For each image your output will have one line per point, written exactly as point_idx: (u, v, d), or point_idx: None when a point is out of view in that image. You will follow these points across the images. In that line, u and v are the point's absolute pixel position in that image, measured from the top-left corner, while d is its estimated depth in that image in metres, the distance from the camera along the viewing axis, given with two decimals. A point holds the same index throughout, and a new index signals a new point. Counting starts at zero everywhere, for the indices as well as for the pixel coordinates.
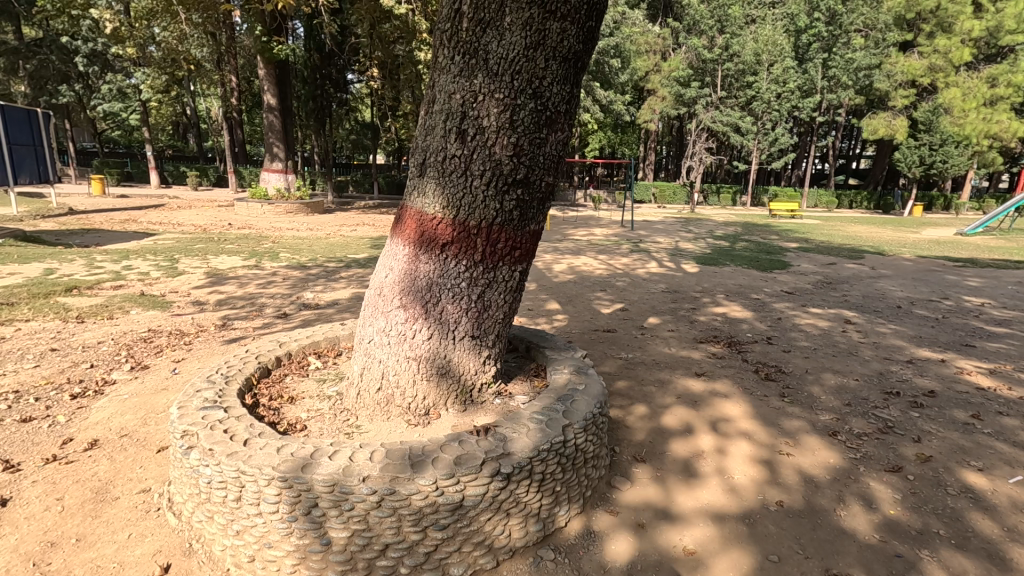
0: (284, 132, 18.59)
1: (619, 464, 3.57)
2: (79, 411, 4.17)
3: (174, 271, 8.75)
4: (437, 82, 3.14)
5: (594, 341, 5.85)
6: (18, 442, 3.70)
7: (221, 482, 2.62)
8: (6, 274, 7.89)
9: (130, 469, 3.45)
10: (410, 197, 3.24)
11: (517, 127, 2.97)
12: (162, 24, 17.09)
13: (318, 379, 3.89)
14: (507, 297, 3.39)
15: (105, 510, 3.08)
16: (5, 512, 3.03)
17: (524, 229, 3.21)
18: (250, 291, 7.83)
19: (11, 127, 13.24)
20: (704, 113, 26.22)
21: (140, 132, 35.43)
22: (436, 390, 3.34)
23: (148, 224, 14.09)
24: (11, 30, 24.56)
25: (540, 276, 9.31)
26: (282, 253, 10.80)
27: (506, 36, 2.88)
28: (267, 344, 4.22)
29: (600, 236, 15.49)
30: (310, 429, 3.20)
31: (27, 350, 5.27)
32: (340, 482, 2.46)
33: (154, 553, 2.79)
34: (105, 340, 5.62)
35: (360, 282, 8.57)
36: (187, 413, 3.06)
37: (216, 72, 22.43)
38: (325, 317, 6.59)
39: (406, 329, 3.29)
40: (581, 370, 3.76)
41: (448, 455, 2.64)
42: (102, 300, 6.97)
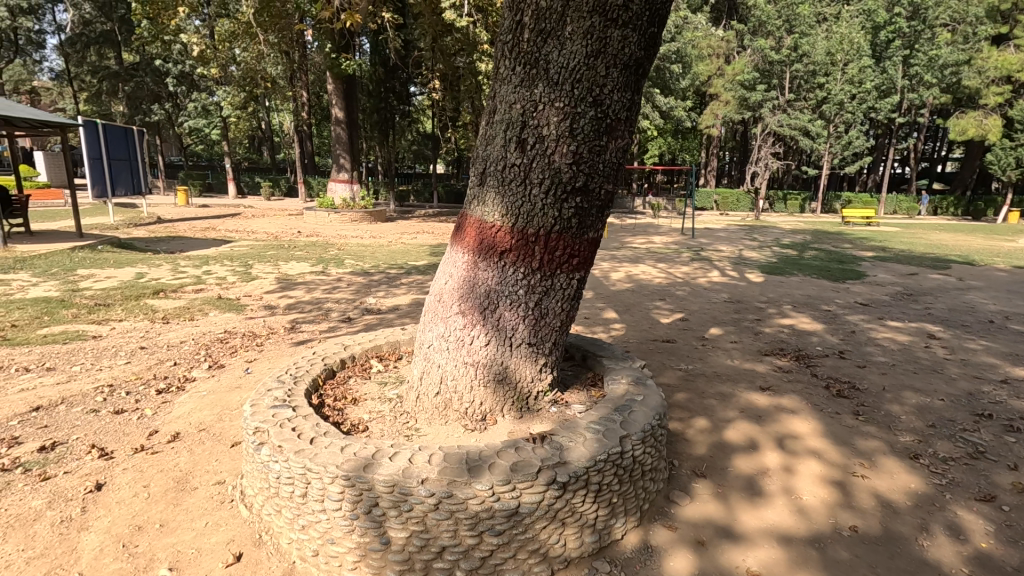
0: (351, 143, 19.37)
1: (678, 477, 3.48)
2: (163, 405, 4.49)
3: (248, 276, 9.29)
4: (498, 92, 3.20)
5: (651, 352, 5.72)
6: (111, 432, 4.04)
7: (289, 478, 2.75)
8: (103, 277, 8.63)
9: (207, 462, 3.68)
10: (471, 205, 3.30)
11: (577, 135, 2.97)
12: (242, 46, 18.30)
13: (379, 382, 4.02)
14: (564, 305, 3.38)
15: (184, 499, 3.30)
16: (100, 496, 3.30)
17: (581, 237, 3.20)
18: (316, 295, 8.21)
19: (110, 143, 14.49)
20: (771, 118, 25.06)
21: (220, 147, 37.88)
22: (493, 396, 3.38)
23: (226, 232, 15.05)
24: (113, 56, 27.03)
25: (596, 283, 9.25)
26: (347, 260, 11.25)
27: (567, 45, 2.90)
28: (333, 347, 4.40)
29: (659, 244, 15.19)
30: (371, 430, 3.31)
31: (119, 348, 5.73)
32: (399, 484, 2.52)
33: (227, 542, 2.97)
34: (186, 340, 6.04)
35: (419, 288, 8.80)
36: (258, 412, 3.23)
37: (289, 88, 23.78)
38: (385, 321, 6.80)
39: (464, 334, 3.35)
40: (640, 380, 3.68)
41: (504, 462, 2.65)
42: (185, 303, 7.50)
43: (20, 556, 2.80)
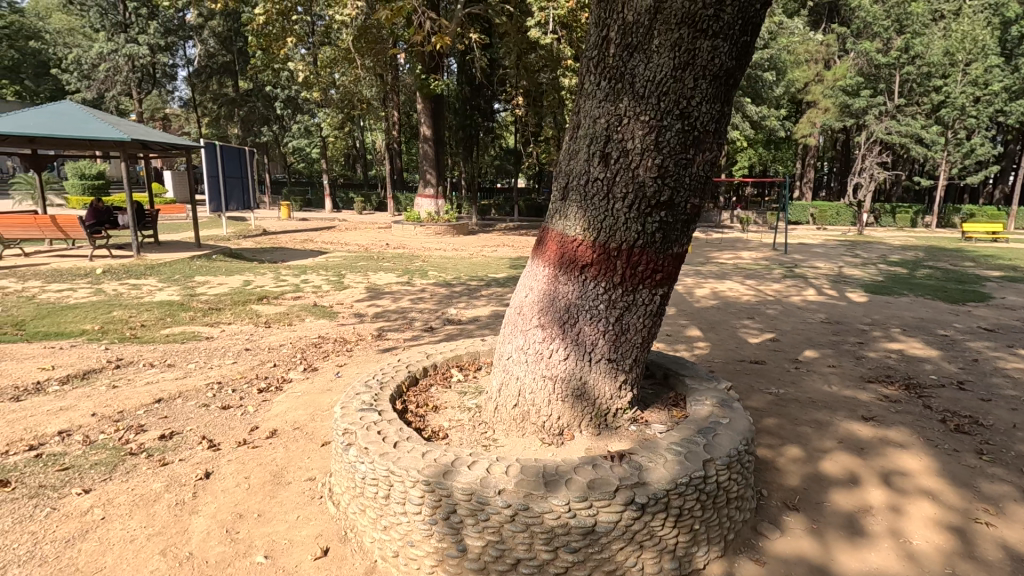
0: (437, 159, 20.17)
1: (766, 507, 3.27)
2: (264, 403, 4.87)
3: (340, 285, 9.88)
4: (582, 107, 3.21)
5: (738, 373, 5.43)
6: (219, 425, 4.43)
7: (373, 479, 2.87)
8: (216, 284, 9.53)
9: (300, 459, 3.94)
10: (553, 219, 3.32)
11: (662, 148, 2.92)
12: (342, 71, 19.67)
13: (459, 391, 4.11)
14: (647, 321, 3.30)
15: (280, 492, 3.54)
16: (209, 483, 3.62)
17: (665, 252, 3.13)
18: (401, 305, 8.57)
19: (226, 163, 16.07)
20: (877, 125, 23.19)
21: (319, 165, 40.79)
22: (571, 411, 3.36)
23: (322, 244, 16.13)
24: (231, 84, 29.97)
25: (679, 300, 8.96)
26: (431, 271, 11.66)
27: (654, 58, 2.87)
28: (416, 355, 4.57)
29: (748, 259, 14.47)
30: (451, 438, 3.40)
31: (228, 348, 6.31)
32: (477, 492, 2.57)
33: (316, 536, 3.15)
34: (285, 343, 6.53)
35: (499, 300, 8.94)
36: (348, 414, 3.41)
37: (382, 109, 25.21)
38: (466, 332, 6.97)
39: (543, 348, 3.36)
40: (725, 403, 3.51)
41: (581, 478, 2.62)
42: (284, 309, 8.11)
43: (142, 531, 3.12)
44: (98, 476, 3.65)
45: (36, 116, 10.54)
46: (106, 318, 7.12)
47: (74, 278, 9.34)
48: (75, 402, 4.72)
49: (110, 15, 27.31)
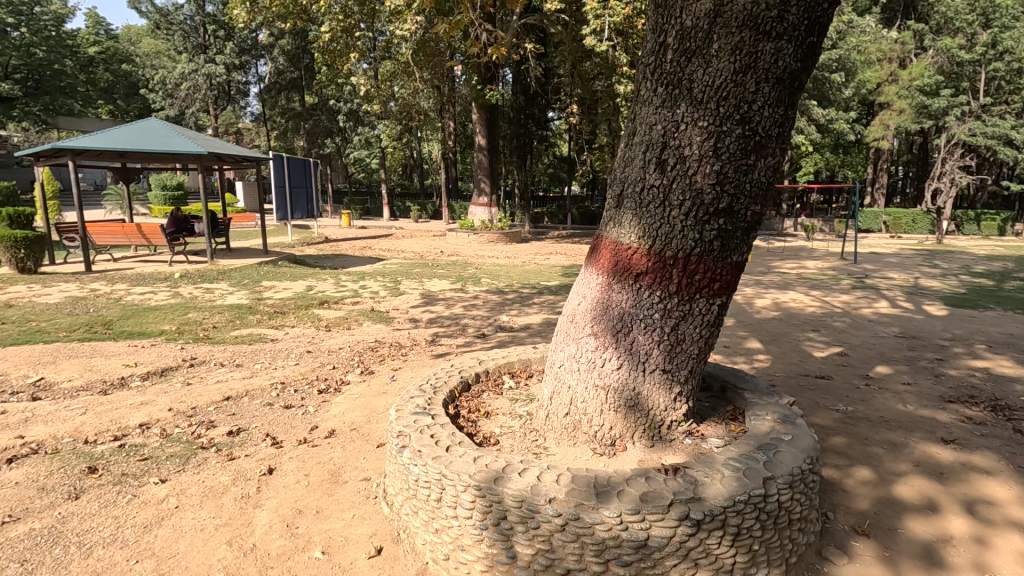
0: (491, 168, 20.44)
1: (832, 531, 3.09)
2: (323, 404, 5.06)
3: (397, 292, 10.15)
4: (638, 114, 3.17)
5: (802, 388, 5.18)
6: (282, 424, 4.64)
7: (426, 481, 2.92)
8: (281, 288, 10.01)
9: (356, 459, 4.06)
10: (606, 227, 3.29)
11: (721, 154, 2.85)
12: (401, 84, 20.33)
13: (510, 398, 4.13)
14: (703, 332, 3.21)
15: (337, 491, 3.67)
16: (272, 479, 3.79)
17: (724, 260, 3.03)
18: (455, 311, 8.71)
19: (292, 173, 16.89)
20: (958, 126, 21.60)
21: (378, 174, 42.18)
22: (623, 422, 3.30)
23: (380, 251, 16.65)
24: (298, 99, 31.53)
25: (738, 310, 8.64)
26: (484, 278, 11.79)
27: (713, 62, 2.80)
28: (469, 361, 4.63)
29: (813, 269, 13.79)
30: (501, 444, 3.41)
31: (292, 350, 6.61)
32: (527, 499, 2.57)
33: (371, 535, 3.23)
34: (344, 346, 6.77)
35: (551, 308, 8.92)
36: (402, 416, 3.50)
37: (438, 120, 25.83)
38: (518, 339, 7.00)
39: (595, 357, 3.33)
40: (787, 418, 3.36)
41: (634, 490, 2.57)
42: (344, 313, 8.42)
43: (211, 521, 3.31)
44: (172, 467, 3.89)
45: (124, 132, 11.42)
46: (182, 319, 7.63)
47: (155, 282, 10.05)
48: (154, 397, 5.06)
49: (191, 37, 29.41)
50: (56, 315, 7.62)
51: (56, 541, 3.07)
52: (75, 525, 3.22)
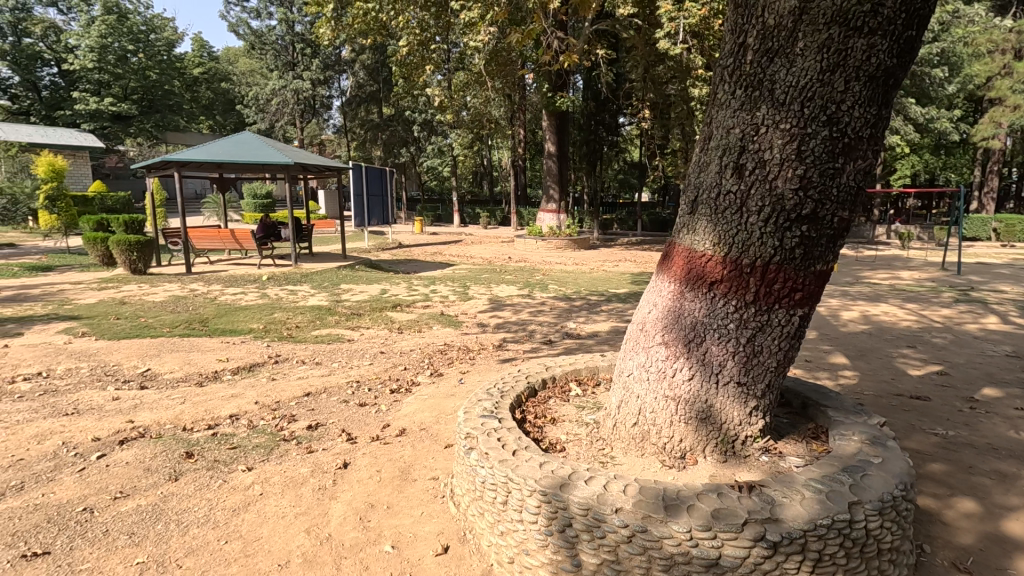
0: (560, 175, 20.47)
1: (928, 565, 2.83)
2: (395, 403, 5.26)
3: (465, 296, 10.37)
4: (714, 118, 3.09)
5: (895, 409, 4.79)
6: (356, 420, 4.86)
7: (493, 484, 2.96)
8: (358, 291, 10.49)
9: (425, 458, 4.18)
10: (680, 233, 3.21)
11: (806, 157, 2.71)
12: (473, 93, 20.82)
13: (577, 406, 4.10)
14: (782, 344, 3.06)
15: (406, 488, 3.79)
16: (346, 473, 3.97)
17: (807, 269, 2.88)
18: (522, 317, 8.78)
19: (370, 182, 17.70)
20: None
21: (450, 182, 43.30)
22: (694, 434, 3.20)
23: (450, 256, 17.06)
24: (377, 111, 33.01)
25: (822, 323, 8.12)
26: (551, 285, 11.80)
27: (798, 62, 2.68)
28: (536, 367, 4.64)
29: (909, 280, 12.72)
30: (567, 451, 3.39)
31: (367, 350, 6.92)
32: (593, 508, 2.54)
33: (438, 533, 3.32)
34: (415, 348, 7.01)
35: (619, 316, 8.78)
36: (470, 418, 3.56)
37: (509, 127, 26.19)
38: (585, 346, 6.94)
39: (666, 366, 3.25)
40: (877, 440, 3.11)
41: (705, 506, 2.48)
42: (415, 316, 8.70)
43: (292, 509, 3.51)
44: (258, 457, 4.17)
45: (224, 145, 12.42)
46: (269, 318, 8.18)
47: (246, 283, 10.84)
48: (242, 391, 5.46)
49: (282, 55, 31.56)
50: (162, 312, 8.38)
51: (159, 518, 3.38)
52: (173, 504, 3.52)
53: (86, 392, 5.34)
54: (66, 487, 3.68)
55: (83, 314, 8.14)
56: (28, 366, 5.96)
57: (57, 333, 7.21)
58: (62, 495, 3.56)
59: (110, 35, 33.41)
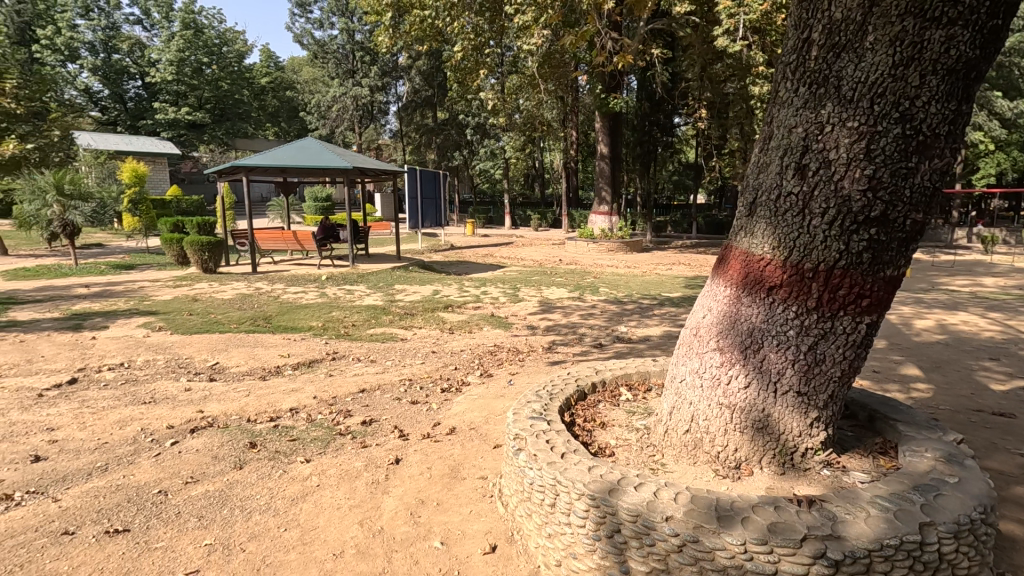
0: (612, 177, 20.23)
1: None
2: (446, 402, 5.35)
3: (516, 298, 10.42)
4: (775, 117, 2.99)
5: (974, 426, 4.45)
6: (408, 417, 4.98)
7: (541, 485, 2.96)
8: (411, 292, 10.74)
9: (474, 457, 4.24)
10: (737, 236, 3.12)
11: (875, 156, 2.57)
12: (526, 96, 20.89)
13: (627, 411, 4.05)
14: (848, 353, 2.90)
15: (456, 485, 3.85)
16: (399, 469, 4.08)
17: (875, 275, 2.72)
18: (572, 320, 8.73)
19: (424, 185, 18.10)
20: None
21: (501, 184, 43.63)
22: (750, 444, 3.09)
23: (501, 258, 17.18)
24: (431, 115, 33.67)
25: (892, 331, 7.65)
26: (602, 288, 11.68)
27: (867, 57, 2.55)
28: (585, 370, 4.61)
29: (993, 288, 11.79)
30: (617, 456, 3.35)
31: (419, 349, 7.07)
32: (643, 515, 2.51)
33: (486, 531, 3.35)
34: (466, 348, 7.10)
35: (672, 321, 8.58)
36: (519, 420, 3.58)
37: (561, 129, 26.12)
38: (636, 351, 6.83)
39: (720, 373, 3.16)
40: (953, 459, 2.91)
41: (761, 518, 2.39)
42: (466, 317, 8.82)
43: (346, 501, 3.64)
44: (315, 450, 4.34)
45: (288, 150, 13.02)
46: (328, 317, 8.50)
47: (307, 283, 11.31)
48: (302, 385, 5.70)
49: (343, 63, 32.76)
50: (230, 309, 8.87)
51: (224, 503, 3.58)
52: (238, 491, 3.72)
53: (161, 382, 5.72)
54: (144, 470, 3.96)
55: (160, 310, 8.72)
56: (112, 357, 6.45)
57: (138, 326, 7.76)
58: (139, 478, 3.83)
59: (187, 49, 35.68)
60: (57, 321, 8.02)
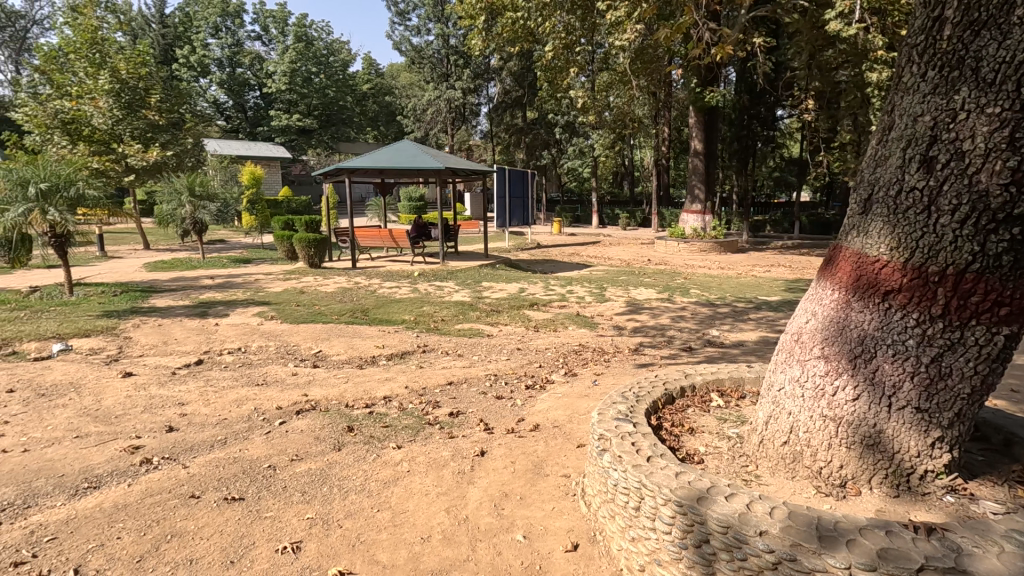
0: (706, 174, 19.40)
1: None
2: (530, 399, 5.41)
3: (602, 298, 10.29)
4: (897, 105, 2.77)
5: None
6: (494, 412, 5.10)
7: (625, 488, 2.92)
8: (498, 289, 10.95)
9: (557, 455, 4.24)
10: (849, 236, 2.91)
11: (1020, 146, 2.28)
12: (617, 93, 20.56)
13: (718, 418, 3.87)
14: (980, 367, 2.58)
15: (538, 481, 3.89)
16: (484, 461, 4.18)
17: (1018, 282, 2.38)
18: (660, 322, 8.48)
19: (513, 184, 18.37)
20: None
21: (589, 183, 43.15)
22: (858, 462, 2.84)
23: (588, 258, 17.04)
24: (521, 115, 34.02)
25: None
26: (693, 289, 11.24)
27: (1014, 33, 2.28)
28: (674, 374, 4.46)
29: None
30: (707, 464, 3.21)
31: (505, 346, 7.20)
32: (735, 527, 2.39)
33: (568, 530, 3.35)
34: (550, 347, 7.13)
35: (769, 326, 8.08)
36: (604, 419, 3.53)
37: (652, 126, 25.42)
38: (728, 356, 6.53)
39: (824, 382, 2.96)
40: None
41: (868, 542, 2.20)
42: (552, 315, 8.85)
43: (434, 488, 3.79)
44: (406, 437, 4.56)
45: (386, 152, 13.74)
46: (419, 311, 8.88)
47: (400, 279, 11.87)
48: (396, 375, 6.02)
49: (438, 67, 33.88)
50: (332, 301, 9.55)
51: (325, 481, 3.85)
52: (336, 471, 3.99)
53: (273, 366, 6.28)
54: (257, 445, 4.36)
55: (273, 301, 9.55)
56: (232, 341, 7.15)
57: (254, 315, 8.55)
58: (253, 453, 4.22)
59: (299, 61, 38.69)
60: (188, 308, 9.03)
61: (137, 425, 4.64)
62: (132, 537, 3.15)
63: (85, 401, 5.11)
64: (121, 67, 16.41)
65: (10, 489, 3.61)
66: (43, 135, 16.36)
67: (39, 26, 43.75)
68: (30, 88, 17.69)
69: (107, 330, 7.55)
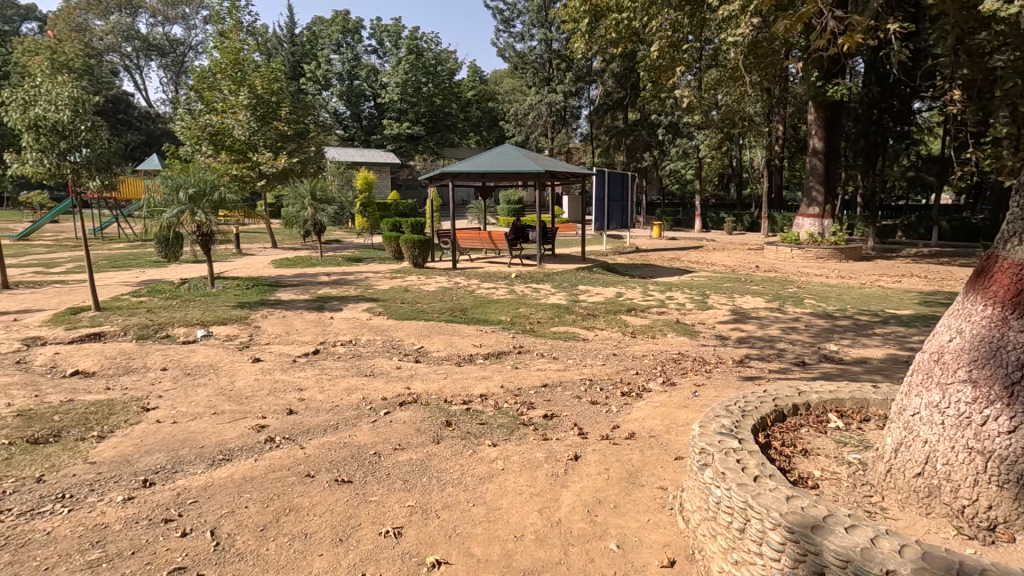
0: (826, 174, 17.89)
1: None
2: (625, 406, 5.29)
3: (704, 305, 9.82)
4: None
5: None
6: (588, 417, 5.04)
7: (728, 507, 2.75)
8: (594, 293, 10.83)
9: (654, 466, 4.12)
10: (1011, 245, 2.63)
11: None
12: (726, 90, 19.57)
13: (837, 440, 3.54)
14: None
15: (632, 491, 3.79)
16: (578, 466, 4.13)
17: None
18: (769, 333, 7.92)
19: (612, 187, 18.12)
20: None
21: (693, 185, 41.32)
22: (1012, 503, 2.48)
23: (690, 263, 16.30)
24: (623, 116, 33.36)
25: None
26: (807, 299, 10.39)
27: None
28: (786, 390, 4.13)
29: None
30: (823, 490, 2.92)
31: (600, 350, 7.11)
32: (855, 562, 2.19)
33: (664, 545, 3.24)
34: (648, 354, 6.92)
35: (899, 343, 7.25)
36: (706, 433, 3.34)
37: (764, 123, 23.89)
38: (849, 373, 5.95)
39: (971, 410, 2.63)
40: None
41: None
42: (650, 322, 8.59)
43: (528, 488, 3.82)
44: (501, 435, 4.64)
45: (489, 156, 14.09)
46: (515, 313, 9.01)
47: (499, 280, 12.11)
48: (491, 374, 6.16)
49: (540, 72, 34.27)
50: (434, 300, 9.95)
51: (424, 472, 4.03)
52: (435, 463, 4.16)
53: (379, 359, 6.68)
54: (365, 432, 4.65)
55: (380, 298, 10.15)
56: (344, 334, 7.71)
57: (364, 310, 9.14)
58: (361, 439, 4.51)
59: (411, 71, 40.90)
60: (307, 302, 9.85)
61: (263, 406, 5.14)
62: (256, 508, 3.48)
63: (221, 382, 5.76)
64: (258, 84, 18.41)
65: (161, 455, 4.15)
66: (194, 146, 18.68)
67: (194, 51, 50.07)
68: (185, 105, 20.20)
69: (240, 319, 8.42)
